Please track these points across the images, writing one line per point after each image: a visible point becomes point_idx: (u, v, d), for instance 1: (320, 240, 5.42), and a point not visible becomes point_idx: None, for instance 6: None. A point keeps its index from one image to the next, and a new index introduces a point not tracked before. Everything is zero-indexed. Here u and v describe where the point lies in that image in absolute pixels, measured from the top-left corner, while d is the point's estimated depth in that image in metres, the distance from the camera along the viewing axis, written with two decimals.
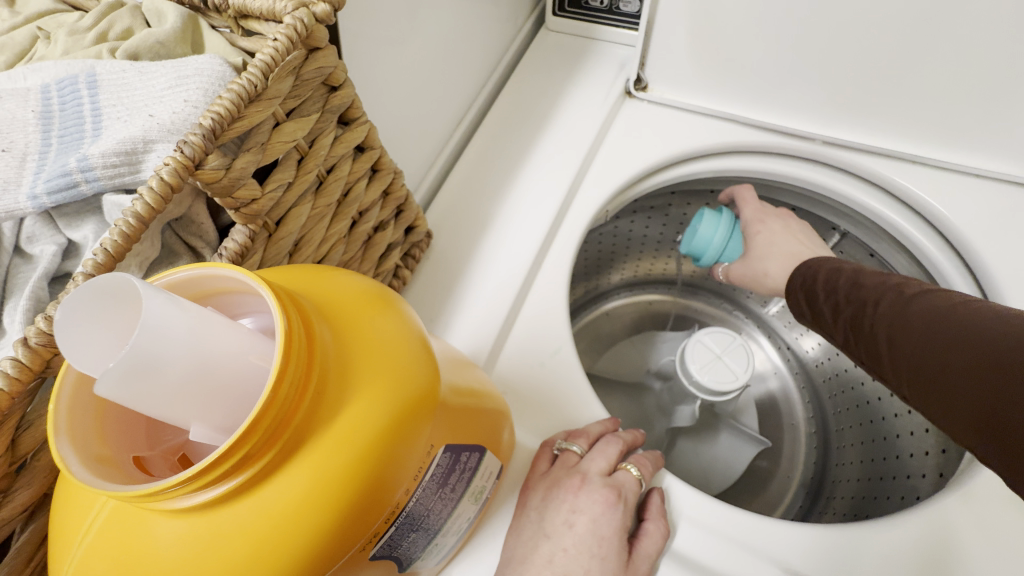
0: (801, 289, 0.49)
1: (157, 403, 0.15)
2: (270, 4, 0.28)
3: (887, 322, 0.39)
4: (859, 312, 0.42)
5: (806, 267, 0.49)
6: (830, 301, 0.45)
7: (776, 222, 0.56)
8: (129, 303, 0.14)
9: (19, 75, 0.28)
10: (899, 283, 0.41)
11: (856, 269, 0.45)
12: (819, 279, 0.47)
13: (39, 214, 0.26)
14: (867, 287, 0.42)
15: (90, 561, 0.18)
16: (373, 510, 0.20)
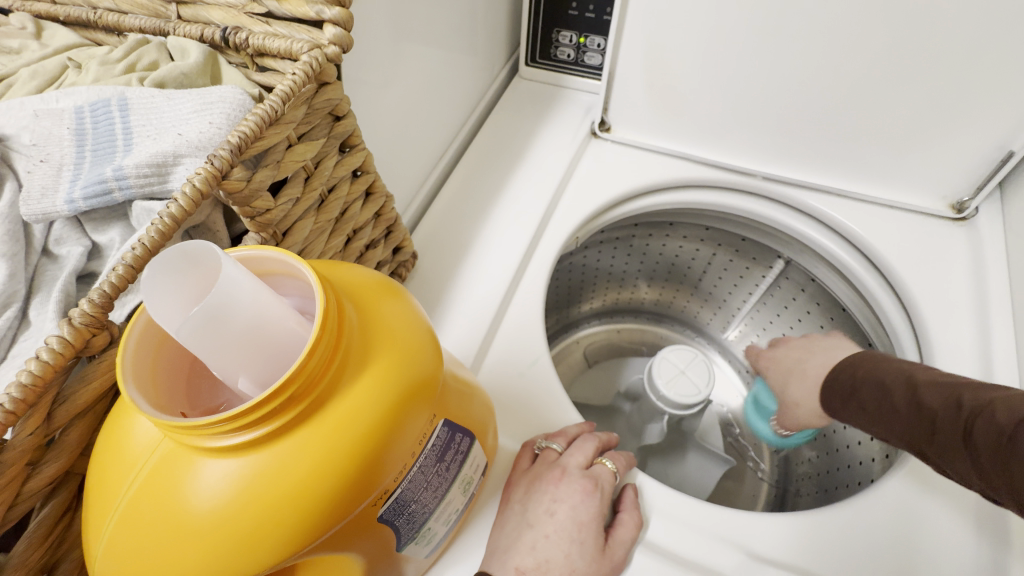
0: (843, 407, 0.45)
1: (222, 352, 0.18)
2: (287, 45, 0.32)
3: (953, 439, 0.35)
4: (923, 430, 0.38)
5: (835, 379, 0.47)
6: (882, 417, 0.41)
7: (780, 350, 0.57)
8: (210, 263, 0.18)
9: (52, 97, 0.31)
10: (962, 399, 0.36)
11: (901, 376, 0.41)
12: (857, 390, 0.44)
13: (67, 219, 0.29)
14: (916, 399, 0.39)
15: (125, 504, 0.19)
16: (386, 466, 0.22)
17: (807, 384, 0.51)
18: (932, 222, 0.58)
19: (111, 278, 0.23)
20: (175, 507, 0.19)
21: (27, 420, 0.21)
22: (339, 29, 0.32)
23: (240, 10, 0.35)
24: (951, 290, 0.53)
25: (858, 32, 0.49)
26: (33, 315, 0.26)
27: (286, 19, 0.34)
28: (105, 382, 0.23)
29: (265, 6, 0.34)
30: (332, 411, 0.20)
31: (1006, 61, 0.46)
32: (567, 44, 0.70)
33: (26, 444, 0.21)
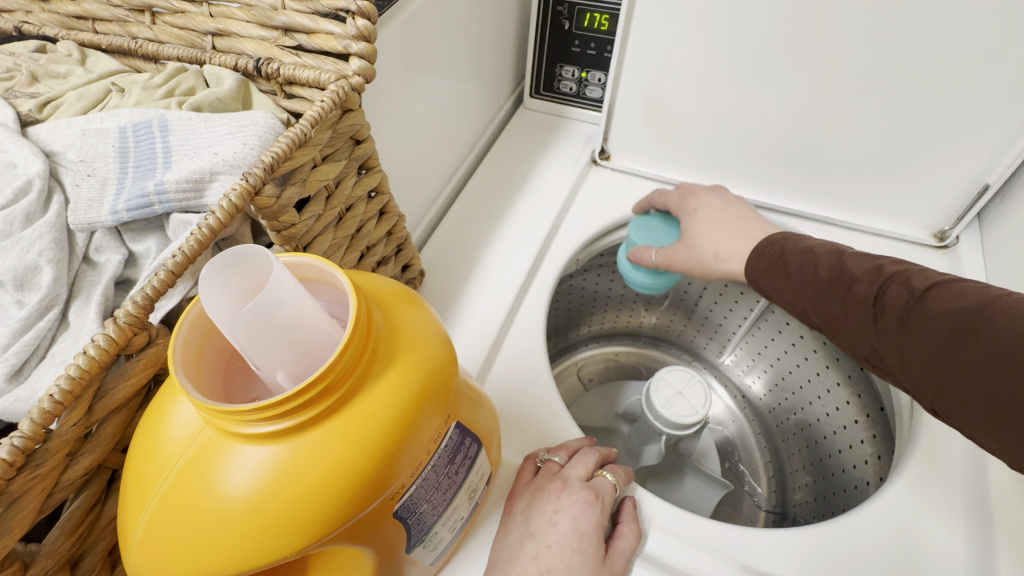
0: (769, 269, 0.45)
1: (266, 346, 0.20)
2: (316, 75, 0.35)
3: (866, 300, 0.38)
4: (833, 294, 0.40)
5: (765, 248, 0.46)
6: (797, 282, 0.42)
7: (712, 198, 0.54)
8: (263, 262, 0.20)
9: (98, 117, 0.34)
10: (887, 268, 0.38)
11: (826, 247, 0.43)
12: (787, 260, 0.44)
13: (108, 229, 0.31)
14: (840, 267, 0.40)
15: (166, 489, 0.21)
16: (404, 463, 0.24)
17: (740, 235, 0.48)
18: (916, 250, 0.60)
19: (152, 283, 0.25)
20: (210, 489, 0.20)
21: (72, 411, 0.22)
22: (364, 61, 0.35)
23: (272, 43, 0.38)
24: None
25: (839, 73, 0.53)
26: (74, 318, 0.28)
27: (314, 51, 0.37)
28: (141, 378, 0.25)
29: (296, 40, 0.37)
30: (357, 407, 0.22)
31: (972, 98, 0.51)
32: (570, 78, 0.73)
33: (69, 433, 0.22)
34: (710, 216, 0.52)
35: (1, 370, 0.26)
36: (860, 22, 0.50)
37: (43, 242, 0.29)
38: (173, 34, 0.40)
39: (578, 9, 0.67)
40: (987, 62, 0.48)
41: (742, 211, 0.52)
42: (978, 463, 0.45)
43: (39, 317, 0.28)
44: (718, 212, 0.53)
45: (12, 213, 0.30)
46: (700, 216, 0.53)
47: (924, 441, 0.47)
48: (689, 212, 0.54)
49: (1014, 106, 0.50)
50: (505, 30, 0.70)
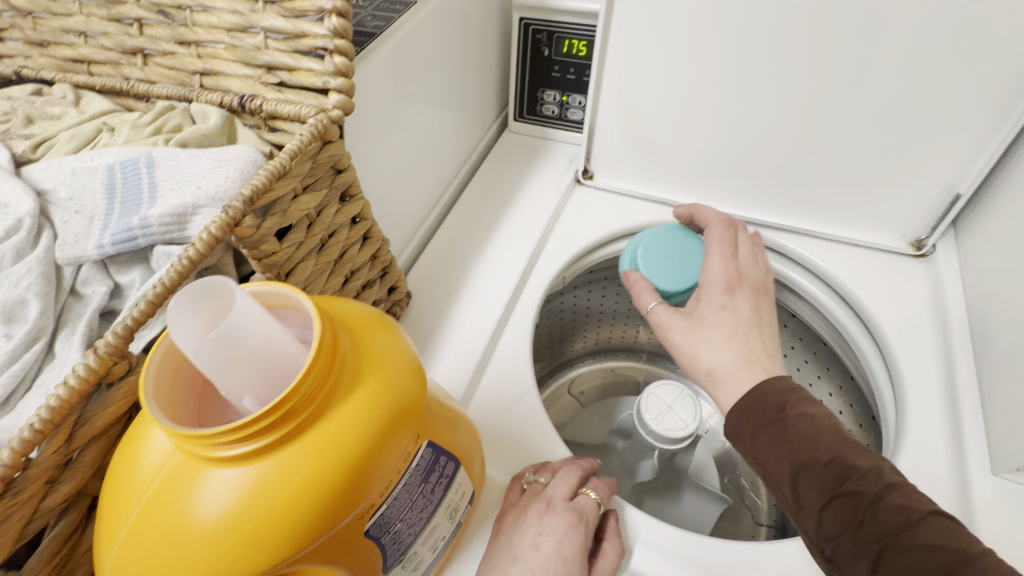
0: (760, 420, 0.39)
1: (233, 371, 0.21)
2: (297, 110, 0.37)
3: (856, 500, 0.33)
4: (818, 476, 0.35)
5: (769, 392, 0.40)
6: (785, 448, 0.37)
7: (745, 299, 0.48)
8: (227, 293, 0.21)
9: (87, 156, 0.35)
10: (885, 472, 0.34)
11: (830, 420, 0.38)
12: (787, 417, 0.38)
13: (94, 262, 0.32)
14: (839, 452, 0.35)
15: (141, 514, 0.22)
16: (373, 481, 0.24)
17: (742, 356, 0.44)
18: (894, 259, 0.61)
19: (132, 313, 0.26)
20: (183, 510, 0.21)
21: (52, 439, 0.23)
22: (342, 95, 0.37)
23: (256, 80, 0.40)
24: (914, 321, 0.55)
25: (809, 90, 0.55)
26: (59, 349, 0.29)
27: (296, 87, 0.40)
28: (121, 407, 0.26)
29: (278, 77, 0.39)
30: (322, 428, 0.23)
31: (938, 110, 0.52)
32: (552, 101, 0.75)
33: (48, 461, 0.23)
34: (731, 324, 0.46)
35: None
36: (827, 41, 0.52)
37: (31, 276, 0.30)
38: (163, 74, 0.43)
39: (557, 36, 0.70)
40: (951, 76, 0.50)
41: (763, 331, 0.46)
42: (960, 468, 0.45)
43: (26, 348, 0.29)
44: (745, 321, 0.46)
45: (3, 251, 0.31)
46: (721, 318, 0.46)
47: (909, 448, 0.47)
48: (711, 304, 0.48)
49: (978, 116, 0.51)
50: (488, 58, 0.72)
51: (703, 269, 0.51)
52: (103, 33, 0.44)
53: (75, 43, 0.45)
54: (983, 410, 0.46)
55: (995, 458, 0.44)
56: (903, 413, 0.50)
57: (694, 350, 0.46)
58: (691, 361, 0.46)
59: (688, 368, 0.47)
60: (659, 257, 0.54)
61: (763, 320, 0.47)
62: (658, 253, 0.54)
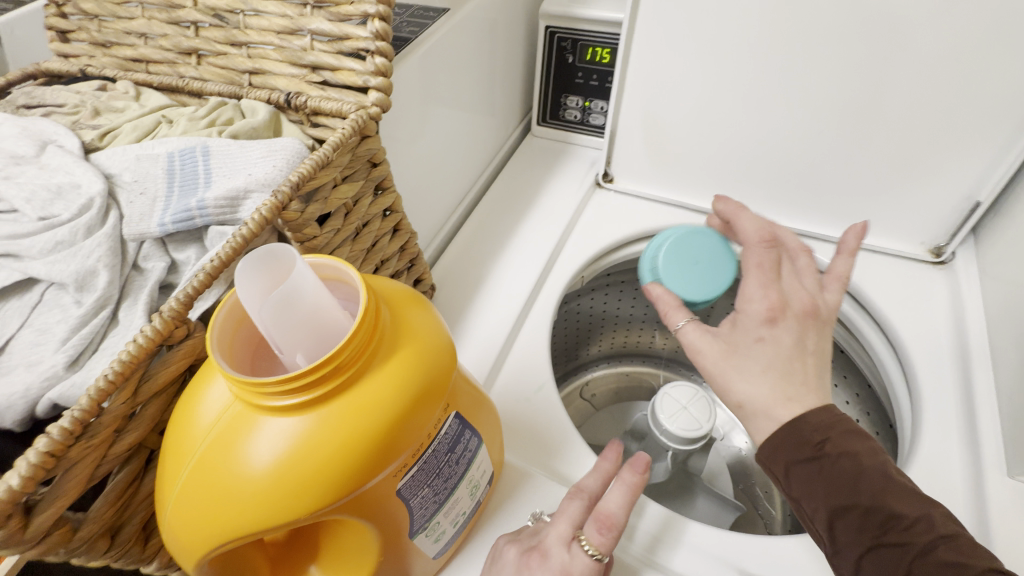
0: (793, 457, 0.38)
1: (292, 331, 0.23)
2: (339, 106, 0.40)
3: (901, 551, 0.32)
4: (858, 523, 0.34)
5: (808, 426, 0.38)
6: (823, 490, 0.36)
7: (789, 330, 0.43)
8: (285, 260, 0.23)
9: (149, 145, 0.38)
10: (936, 522, 0.32)
11: (873, 455, 0.36)
12: (826, 454, 0.37)
13: (155, 239, 0.34)
14: (881, 498, 0.34)
15: (201, 458, 0.24)
16: (406, 441, 0.26)
17: (777, 391, 0.40)
18: (913, 265, 0.62)
19: (193, 283, 0.29)
20: (239, 453, 0.24)
21: (122, 391, 0.26)
22: (381, 94, 0.40)
23: (301, 79, 0.43)
24: (932, 328, 0.56)
25: (828, 97, 0.57)
26: (123, 317, 0.32)
27: (338, 85, 0.42)
28: (179, 366, 0.28)
29: (322, 76, 0.42)
30: (363, 388, 0.25)
31: (957, 120, 0.53)
32: (574, 106, 0.77)
33: (118, 410, 0.25)
34: (770, 359, 0.41)
35: (61, 359, 0.29)
36: (848, 49, 0.53)
37: (100, 250, 0.32)
38: (216, 73, 0.46)
39: (581, 44, 0.72)
40: (970, 86, 0.51)
41: (807, 364, 0.42)
42: (977, 470, 0.45)
43: (93, 315, 0.31)
44: (786, 354, 0.42)
45: (76, 225, 0.33)
46: (758, 350, 0.42)
47: (924, 451, 0.47)
48: (747, 334, 0.43)
49: (997, 126, 0.52)
50: (514, 65, 0.75)
51: (743, 297, 0.46)
52: (162, 35, 0.47)
53: (135, 44, 0.49)
54: (1001, 415, 0.47)
55: (1010, 461, 0.44)
56: (918, 416, 0.50)
57: (725, 382, 0.42)
58: (721, 390, 0.43)
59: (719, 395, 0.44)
60: (686, 266, 0.54)
61: (809, 355, 0.42)
62: (682, 262, 0.54)
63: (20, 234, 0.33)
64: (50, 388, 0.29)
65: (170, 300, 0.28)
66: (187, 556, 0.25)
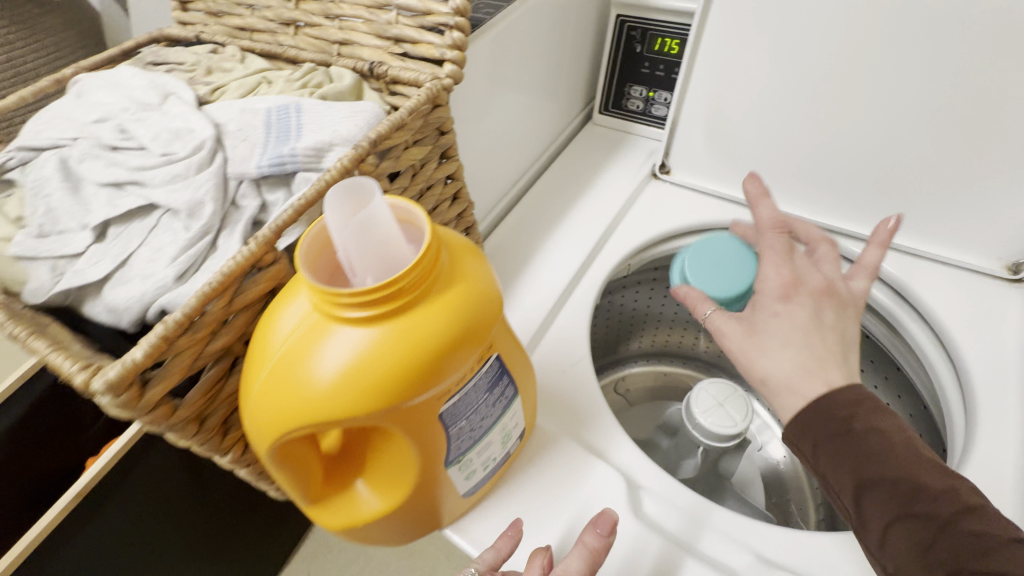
0: (824, 432, 0.38)
1: (368, 252, 0.27)
2: (416, 76, 0.44)
3: (928, 523, 0.33)
4: (886, 495, 0.35)
5: (837, 402, 0.38)
6: (851, 464, 0.36)
7: (805, 302, 0.44)
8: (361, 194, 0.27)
9: (252, 101, 0.43)
10: (963, 495, 0.33)
11: (902, 433, 0.36)
12: (854, 430, 0.37)
13: (251, 181, 0.39)
14: (910, 472, 0.34)
15: (280, 358, 0.28)
16: (452, 368, 0.30)
17: (795, 360, 0.41)
18: (985, 280, 0.59)
19: (282, 216, 0.33)
20: (313, 354, 0.27)
21: (220, 299, 0.30)
22: (455, 66, 0.44)
23: (384, 50, 0.48)
24: (998, 346, 0.53)
25: (906, 96, 0.54)
26: (222, 244, 0.37)
27: (417, 57, 0.46)
28: (265, 286, 0.33)
29: (403, 48, 0.46)
30: (420, 314, 0.28)
31: None
32: (638, 96, 0.78)
33: (216, 314, 0.30)
34: (786, 332, 0.42)
35: (172, 272, 0.35)
36: (934, 47, 0.51)
37: (208, 185, 0.37)
38: (310, 42, 0.51)
39: (650, 34, 0.73)
40: None
41: (827, 336, 0.43)
42: None
43: (197, 239, 0.36)
44: (804, 328, 0.43)
45: (191, 162, 0.38)
46: (776, 325, 0.43)
47: (972, 468, 0.45)
48: (763, 313, 0.45)
49: None
50: (581, 52, 0.77)
51: (757, 277, 0.48)
52: (268, 6, 0.53)
53: (244, 15, 0.55)
54: None
55: None
56: (970, 434, 0.48)
57: (749, 359, 0.43)
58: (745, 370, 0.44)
59: (744, 373, 0.44)
60: (709, 268, 0.53)
61: (826, 326, 0.43)
62: (705, 266, 0.54)
63: (147, 167, 0.39)
64: (161, 295, 0.35)
65: (247, 244, 0.32)
66: (261, 438, 0.29)
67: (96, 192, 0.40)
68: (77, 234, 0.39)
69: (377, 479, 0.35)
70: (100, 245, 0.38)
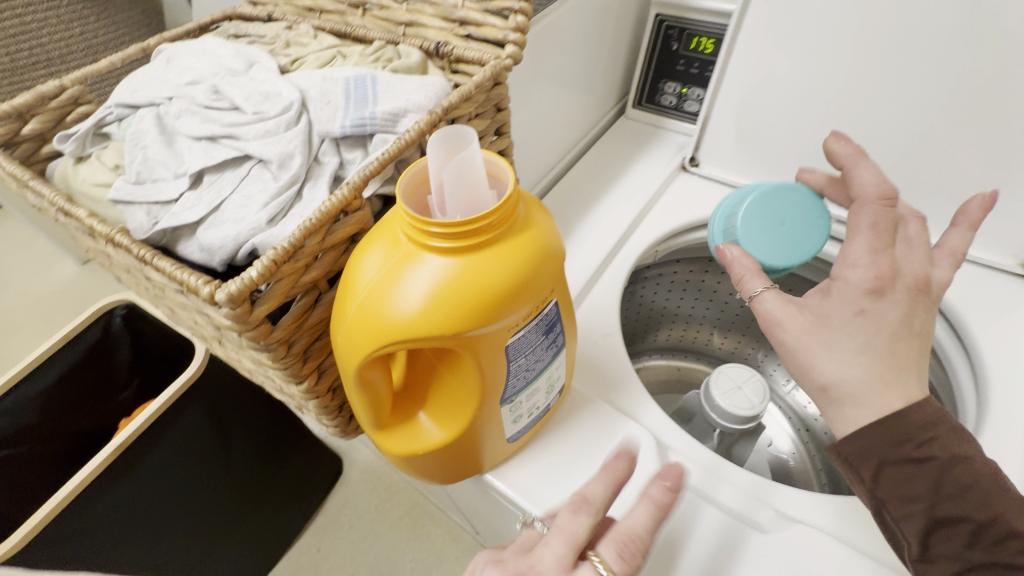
0: (889, 454, 0.36)
1: (459, 192, 0.31)
2: (480, 55, 0.48)
3: (1007, 568, 0.32)
4: (956, 532, 0.33)
5: (915, 423, 0.36)
6: (918, 492, 0.34)
7: (897, 301, 0.39)
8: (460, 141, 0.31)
9: (331, 70, 0.47)
10: None
11: (985, 462, 0.35)
12: (932, 457, 0.35)
13: (332, 140, 0.43)
14: (1000, 511, 0.32)
15: (374, 283, 0.32)
16: (521, 304, 0.33)
17: (862, 363, 0.38)
18: (1000, 277, 0.61)
19: (370, 167, 0.37)
20: (403, 279, 0.32)
21: (316, 235, 0.34)
22: (516, 48, 0.47)
23: (449, 32, 0.52)
24: (1011, 337, 0.55)
25: (932, 97, 0.57)
26: (309, 193, 0.41)
27: (479, 39, 0.50)
28: (352, 229, 0.37)
29: (467, 30, 0.50)
30: (498, 252, 0.32)
31: None
32: (671, 92, 0.81)
33: (313, 248, 0.34)
34: (868, 333, 0.38)
35: (265, 215, 0.39)
36: (960, 53, 0.53)
37: (297, 140, 0.41)
38: (378, 23, 0.55)
39: (687, 33, 0.76)
40: None
41: (909, 346, 0.38)
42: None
43: (286, 189, 0.40)
44: (889, 329, 0.38)
45: (281, 120, 0.42)
46: (856, 324, 0.38)
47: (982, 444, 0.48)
48: (844, 307, 0.39)
49: None
50: (619, 48, 0.80)
51: (844, 262, 0.41)
52: None
53: None
54: None
55: None
56: (983, 415, 0.51)
57: (810, 359, 0.39)
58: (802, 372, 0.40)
59: (801, 376, 0.40)
60: (770, 225, 0.52)
61: (914, 331, 0.39)
62: (766, 222, 0.52)
63: (240, 123, 0.43)
64: (253, 236, 0.39)
65: (340, 187, 0.36)
66: (346, 353, 0.34)
67: (191, 145, 0.44)
68: (170, 181, 0.43)
69: (437, 410, 0.39)
70: (194, 191, 0.42)
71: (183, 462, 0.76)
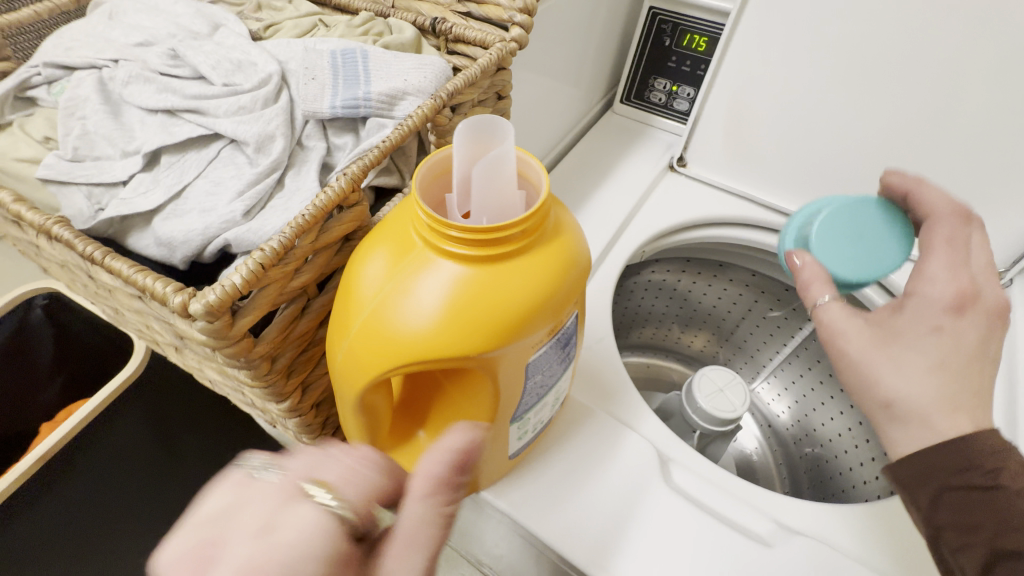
0: (947, 479, 0.31)
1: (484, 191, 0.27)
2: (483, 36, 0.43)
3: None
4: None
5: (979, 449, 0.31)
6: (980, 526, 0.29)
7: (979, 321, 0.35)
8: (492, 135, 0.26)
9: (315, 41, 0.42)
10: None
11: None
12: (1000, 486, 0.30)
13: (318, 122, 0.38)
14: None
15: (383, 290, 0.28)
16: (545, 322, 0.30)
17: (940, 384, 0.33)
18: None
19: (369, 157, 0.32)
20: (416, 289, 0.28)
21: (309, 233, 0.29)
22: (523, 30, 0.43)
23: (447, 7, 0.47)
24: None
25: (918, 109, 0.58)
26: (292, 182, 0.35)
27: (481, 18, 0.46)
28: (348, 226, 0.32)
29: (468, 8, 0.46)
30: (525, 264, 0.28)
31: None
32: (660, 89, 0.80)
33: (305, 249, 0.29)
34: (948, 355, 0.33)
35: (241, 207, 0.33)
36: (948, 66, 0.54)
37: (279, 120, 0.36)
38: None
39: (680, 29, 0.75)
40: None
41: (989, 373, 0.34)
42: None
43: (264, 176, 0.35)
44: (972, 353, 0.34)
45: (257, 95, 0.36)
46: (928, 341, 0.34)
47: None
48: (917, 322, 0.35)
49: None
50: (610, 40, 0.78)
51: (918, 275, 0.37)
52: None
53: None
54: None
55: None
56: None
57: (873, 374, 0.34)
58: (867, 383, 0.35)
59: (858, 393, 0.35)
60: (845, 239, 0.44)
61: (995, 355, 0.34)
62: (841, 235, 0.44)
63: (207, 96, 0.37)
64: (226, 230, 0.33)
65: (336, 179, 0.31)
66: (341, 364, 0.30)
67: (144, 118, 0.38)
68: (116, 161, 0.37)
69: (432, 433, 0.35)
70: (149, 173, 0.36)
71: (119, 472, 0.59)
